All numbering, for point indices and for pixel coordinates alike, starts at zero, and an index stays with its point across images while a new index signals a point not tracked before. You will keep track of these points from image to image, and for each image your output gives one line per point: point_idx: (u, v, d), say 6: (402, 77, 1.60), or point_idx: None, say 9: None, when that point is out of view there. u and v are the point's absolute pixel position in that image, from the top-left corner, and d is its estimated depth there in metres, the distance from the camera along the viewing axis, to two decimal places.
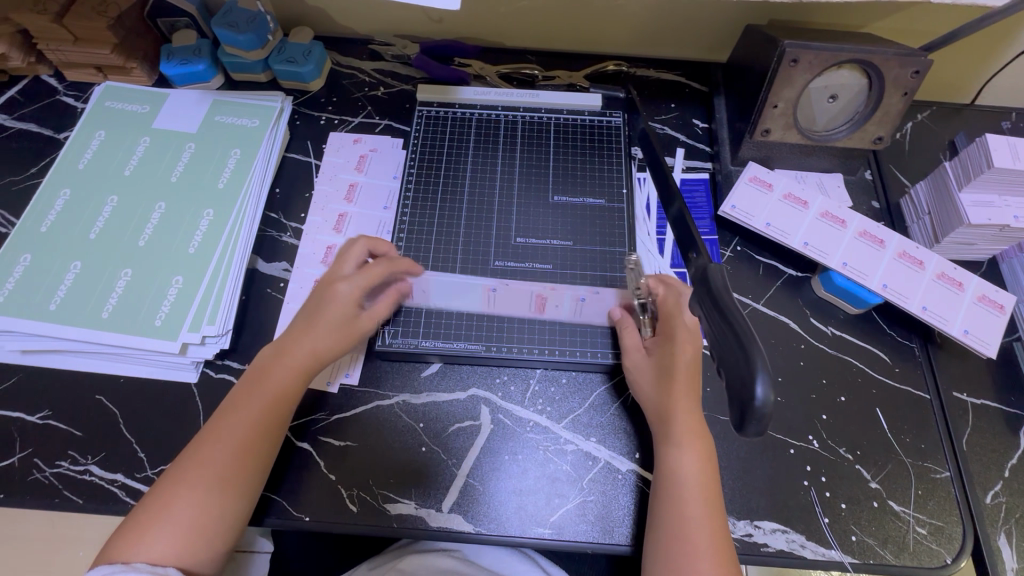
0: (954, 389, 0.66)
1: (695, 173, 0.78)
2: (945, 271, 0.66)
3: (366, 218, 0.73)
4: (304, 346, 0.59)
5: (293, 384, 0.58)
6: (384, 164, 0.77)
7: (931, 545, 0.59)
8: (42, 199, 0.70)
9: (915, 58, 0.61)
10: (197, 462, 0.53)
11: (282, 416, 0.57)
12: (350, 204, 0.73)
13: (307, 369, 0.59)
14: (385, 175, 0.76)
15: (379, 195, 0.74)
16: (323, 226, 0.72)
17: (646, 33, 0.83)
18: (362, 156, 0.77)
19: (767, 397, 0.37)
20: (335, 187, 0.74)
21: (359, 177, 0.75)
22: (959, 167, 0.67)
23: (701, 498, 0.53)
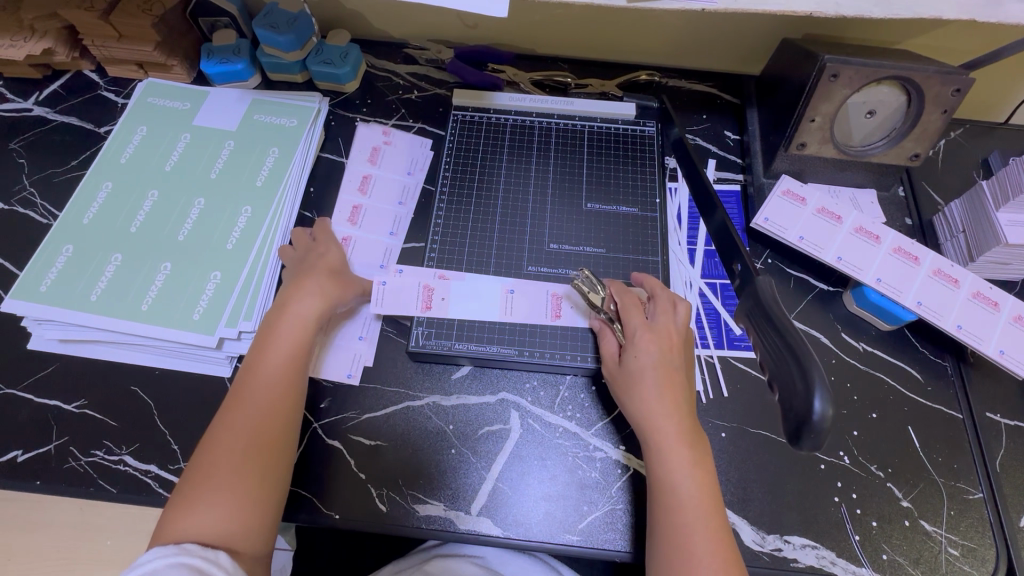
0: (988, 410, 0.66)
1: (726, 184, 0.78)
2: (981, 289, 0.66)
3: (380, 211, 0.73)
4: (304, 302, 0.60)
5: (302, 339, 0.59)
6: (400, 158, 0.77)
7: (963, 567, 0.58)
8: (84, 191, 0.71)
9: (956, 76, 0.61)
10: (226, 434, 0.53)
11: (299, 371, 0.57)
12: (364, 196, 0.74)
13: (310, 324, 0.60)
14: (400, 169, 0.76)
15: (394, 190, 0.75)
16: (339, 217, 0.72)
17: (679, 44, 0.83)
18: (376, 149, 0.77)
19: (825, 412, 0.39)
20: (352, 180, 0.75)
21: (374, 170, 0.76)
22: (997, 186, 0.67)
23: (702, 506, 0.52)
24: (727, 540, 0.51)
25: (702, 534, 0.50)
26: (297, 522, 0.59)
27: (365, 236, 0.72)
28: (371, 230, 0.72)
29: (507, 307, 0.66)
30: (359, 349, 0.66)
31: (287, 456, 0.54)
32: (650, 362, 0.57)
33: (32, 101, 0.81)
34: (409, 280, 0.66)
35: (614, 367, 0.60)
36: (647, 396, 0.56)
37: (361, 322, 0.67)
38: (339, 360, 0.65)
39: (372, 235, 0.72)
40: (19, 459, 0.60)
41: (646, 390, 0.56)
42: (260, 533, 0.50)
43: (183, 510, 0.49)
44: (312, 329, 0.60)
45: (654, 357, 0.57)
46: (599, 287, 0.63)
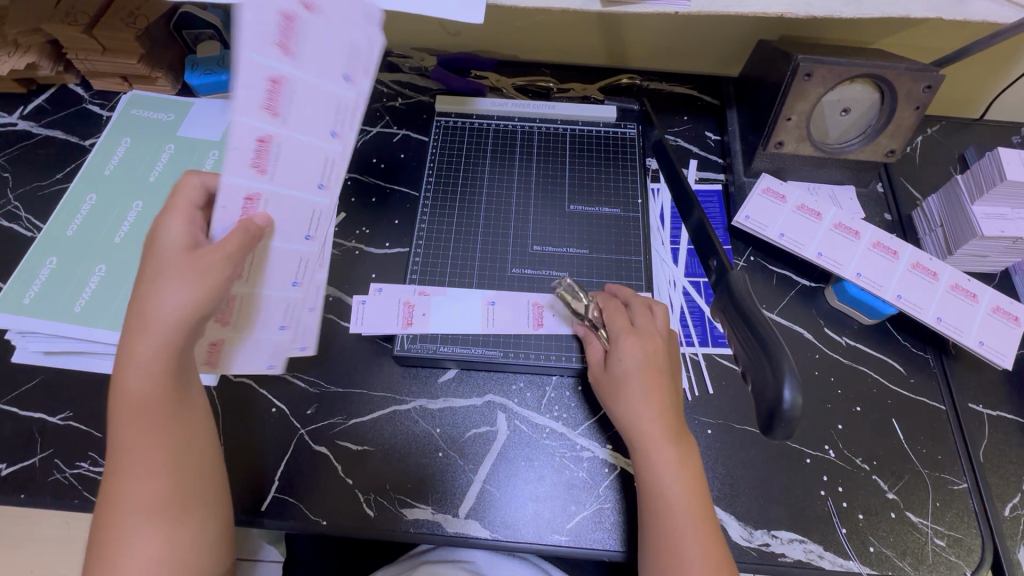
0: (971, 401, 0.66)
1: (708, 184, 0.79)
2: (959, 282, 0.67)
3: (303, 147, 0.46)
4: (147, 345, 0.44)
5: (156, 388, 0.45)
6: (324, 45, 0.44)
7: (950, 557, 0.58)
8: (68, 204, 0.71)
9: (927, 73, 0.63)
10: (119, 508, 0.46)
11: (173, 415, 0.47)
12: (280, 121, 0.43)
13: (166, 368, 0.45)
14: (330, 72, 0.45)
15: (326, 113, 0.46)
16: (232, 164, 0.42)
17: (659, 48, 0.84)
18: (292, 26, 0.41)
19: (795, 400, 0.39)
20: (261, 89, 0.40)
21: (297, 68, 0.42)
22: (971, 179, 0.68)
23: (690, 509, 0.52)
24: (715, 538, 0.51)
25: (689, 535, 0.51)
26: (284, 529, 0.59)
27: (279, 193, 0.46)
28: (286, 181, 0.46)
29: (488, 316, 0.66)
30: (283, 338, 0.56)
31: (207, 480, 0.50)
32: (634, 367, 0.57)
33: (16, 115, 0.81)
34: (387, 297, 0.67)
35: (601, 373, 0.60)
36: (631, 402, 0.56)
37: (281, 310, 0.54)
38: (256, 352, 0.56)
39: (293, 191, 0.47)
40: (3, 473, 0.60)
41: (632, 394, 0.56)
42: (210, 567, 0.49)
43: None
44: (174, 370, 0.46)
45: (639, 361, 0.57)
46: (582, 297, 0.64)
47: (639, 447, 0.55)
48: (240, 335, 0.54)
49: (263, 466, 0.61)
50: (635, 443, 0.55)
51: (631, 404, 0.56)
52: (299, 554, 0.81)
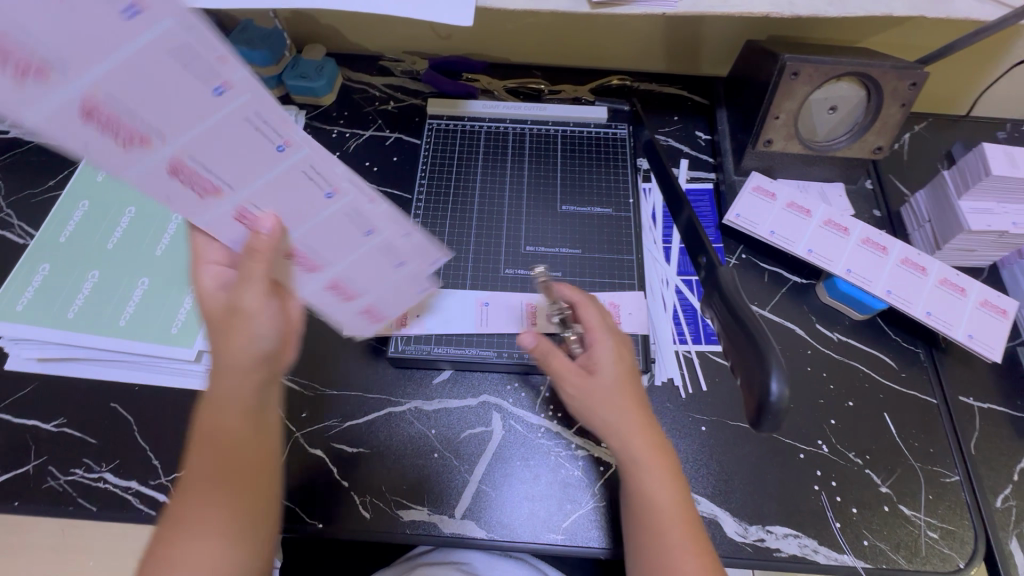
0: (961, 394, 0.67)
1: (698, 184, 0.80)
2: (948, 277, 0.68)
3: (207, 134, 0.38)
4: (240, 382, 0.44)
5: (243, 428, 0.44)
6: (54, 28, 0.29)
7: (943, 550, 0.59)
8: (60, 210, 0.71)
9: (912, 70, 0.63)
10: (175, 555, 0.42)
11: (259, 459, 0.45)
12: (160, 138, 0.37)
13: (252, 407, 0.44)
14: (112, 34, 0.30)
15: (175, 79, 0.34)
16: (186, 203, 0.42)
17: (648, 49, 0.85)
18: (19, 59, 0.29)
19: (781, 393, 0.40)
20: (104, 142, 0.35)
21: (85, 79, 0.32)
22: (957, 175, 0.69)
23: (679, 518, 0.50)
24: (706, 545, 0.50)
25: (682, 543, 0.49)
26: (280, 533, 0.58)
27: (252, 188, 0.43)
28: (241, 173, 0.41)
29: (482, 318, 0.66)
30: (410, 267, 0.57)
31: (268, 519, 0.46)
32: (614, 376, 0.54)
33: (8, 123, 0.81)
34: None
35: (582, 381, 0.54)
36: (615, 415, 0.53)
37: (382, 246, 0.53)
38: (403, 284, 0.59)
39: (256, 178, 0.42)
40: None
41: (618, 403, 0.53)
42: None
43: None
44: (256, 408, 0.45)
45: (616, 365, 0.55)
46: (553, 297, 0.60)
47: (625, 463, 0.52)
48: (373, 292, 0.58)
49: None
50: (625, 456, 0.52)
51: (617, 415, 0.53)
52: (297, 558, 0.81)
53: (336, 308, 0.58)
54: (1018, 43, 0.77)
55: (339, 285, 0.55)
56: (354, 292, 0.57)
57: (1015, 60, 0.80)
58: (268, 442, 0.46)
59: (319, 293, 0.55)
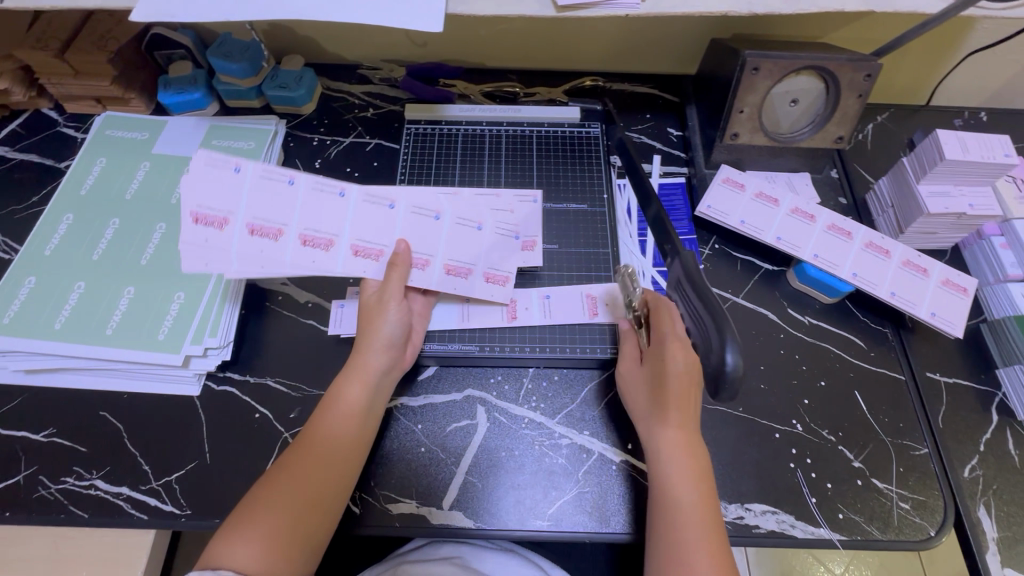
0: (928, 370, 0.69)
1: (671, 178, 0.82)
2: (910, 258, 0.70)
3: (304, 213, 0.59)
4: (373, 357, 0.60)
5: (363, 395, 0.59)
6: (210, 200, 0.56)
7: (915, 520, 0.61)
8: (45, 224, 0.72)
9: (865, 62, 0.66)
10: (267, 489, 0.53)
11: (366, 423, 0.59)
12: (286, 231, 0.58)
13: (374, 381, 0.60)
14: (234, 188, 0.56)
15: (273, 197, 0.58)
16: (325, 261, 0.60)
17: (620, 50, 0.88)
18: (207, 222, 0.56)
19: (736, 362, 0.44)
20: (264, 243, 0.58)
21: (239, 217, 0.57)
22: (915, 161, 0.72)
23: (697, 514, 0.53)
24: (717, 539, 0.52)
25: (695, 536, 0.52)
26: None
27: (348, 227, 0.61)
28: (337, 222, 0.60)
29: (464, 314, 0.68)
30: (506, 245, 0.68)
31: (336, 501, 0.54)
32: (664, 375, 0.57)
33: None
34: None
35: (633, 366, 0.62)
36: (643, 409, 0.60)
37: (461, 224, 0.64)
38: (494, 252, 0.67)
39: (351, 219, 0.61)
40: None
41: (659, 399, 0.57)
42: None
43: (223, 540, 0.50)
44: (369, 402, 0.59)
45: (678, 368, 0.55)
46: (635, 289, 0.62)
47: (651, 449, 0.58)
48: (479, 257, 0.66)
49: (248, 470, 0.61)
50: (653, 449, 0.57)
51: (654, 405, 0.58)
52: None
53: (468, 287, 0.66)
54: (970, 33, 0.81)
55: (452, 265, 0.65)
56: (466, 266, 0.66)
57: (967, 50, 0.84)
58: (370, 429, 0.59)
59: (444, 282, 0.65)
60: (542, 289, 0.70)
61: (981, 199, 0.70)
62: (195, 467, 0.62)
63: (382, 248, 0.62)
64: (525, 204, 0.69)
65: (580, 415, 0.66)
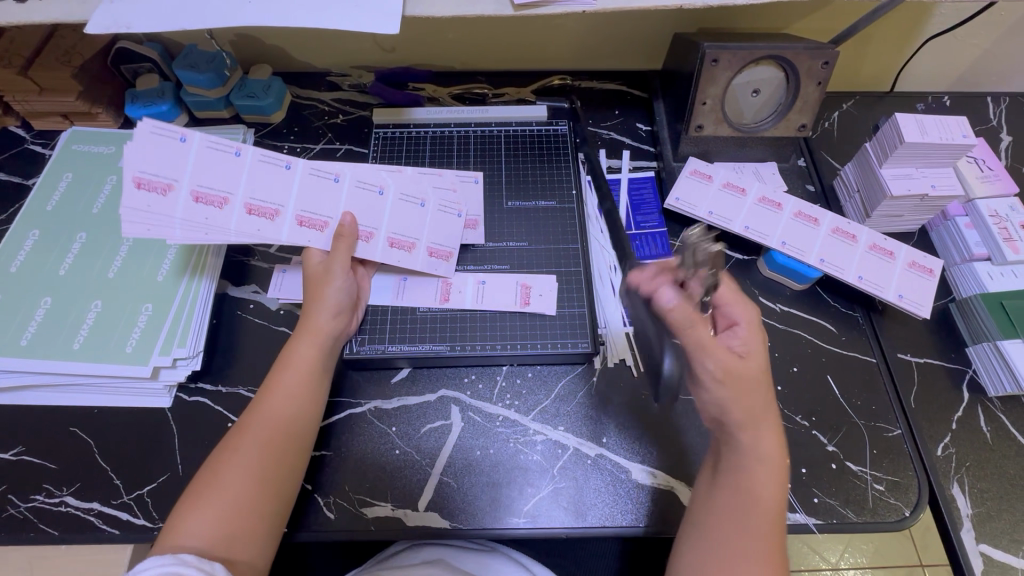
0: (898, 352, 0.70)
1: (641, 172, 0.83)
2: (876, 242, 0.71)
3: (249, 182, 0.59)
4: (324, 320, 0.61)
5: (317, 355, 0.60)
6: (153, 168, 0.55)
7: (890, 500, 0.61)
8: (10, 241, 0.72)
9: (822, 50, 0.67)
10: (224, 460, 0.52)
11: (320, 383, 0.60)
12: (228, 198, 0.59)
13: (326, 343, 0.61)
14: (178, 156, 0.56)
15: (217, 166, 0.58)
16: (270, 230, 0.60)
17: (586, 48, 0.89)
18: (150, 188, 0.55)
19: None
20: (210, 211, 0.58)
21: (184, 184, 0.56)
22: (877, 146, 0.72)
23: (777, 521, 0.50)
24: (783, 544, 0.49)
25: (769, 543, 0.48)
26: (299, 541, 0.59)
27: (293, 198, 0.61)
28: (280, 193, 0.61)
29: (398, 289, 0.69)
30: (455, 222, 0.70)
31: (294, 468, 0.55)
32: (758, 370, 0.55)
33: None
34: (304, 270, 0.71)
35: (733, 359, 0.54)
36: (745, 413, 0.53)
37: (405, 199, 0.67)
38: (438, 226, 0.69)
39: (293, 187, 0.61)
40: None
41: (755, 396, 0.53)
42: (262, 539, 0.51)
43: (184, 516, 0.49)
44: (319, 367, 0.60)
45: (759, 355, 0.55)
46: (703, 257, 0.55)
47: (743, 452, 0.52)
48: (424, 232, 0.68)
49: None
50: (759, 453, 0.52)
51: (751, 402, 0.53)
52: (309, 560, 0.89)
53: (412, 260, 0.67)
54: (928, 18, 0.82)
55: (395, 239, 0.67)
56: (411, 240, 0.67)
57: (926, 36, 0.85)
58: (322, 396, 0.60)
59: (388, 254, 0.66)
60: (477, 274, 0.70)
61: (942, 180, 0.71)
62: (168, 479, 0.61)
63: (326, 220, 0.63)
64: (466, 184, 0.72)
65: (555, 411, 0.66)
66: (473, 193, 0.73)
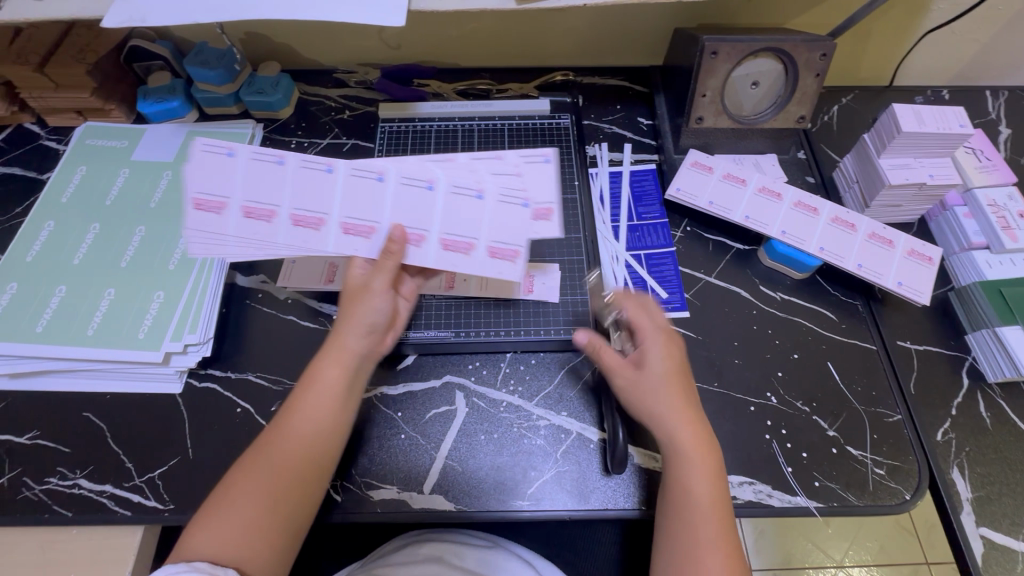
0: (898, 339, 0.71)
1: (643, 165, 0.84)
2: (875, 231, 0.72)
3: (294, 191, 0.57)
4: (353, 341, 0.58)
5: (342, 376, 0.57)
6: (208, 187, 0.55)
7: (890, 484, 0.62)
8: (26, 232, 0.73)
9: (819, 42, 0.68)
10: (244, 476, 0.53)
11: (347, 406, 0.58)
12: (274, 211, 0.57)
13: (354, 363, 0.58)
14: (229, 173, 0.56)
15: (265, 177, 0.57)
16: (315, 241, 0.58)
17: (588, 45, 0.90)
18: (206, 208, 0.56)
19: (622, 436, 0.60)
20: (258, 226, 0.57)
21: (235, 200, 0.56)
22: (876, 136, 0.73)
23: (713, 512, 0.52)
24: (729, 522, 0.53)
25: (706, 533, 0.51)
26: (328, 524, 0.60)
27: (338, 202, 0.58)
28: (324, 198, 0.58)
29: None
30: (523, 217, 0.60)
31: (314, 488, 0.54)
32: (663, 369, 0.58)
33: None
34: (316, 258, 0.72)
35: (631, 375, 0.59)
36: (664, 406, 0.56)
37: (459, 193, 0.60)
38: (505, 224, 0.60)
39: (339, 194, 0.58)
40: None
41: (665, 395, 0.56)
42: (275, 555, 0.51)
43: (202, 524, 0.50)
44: (346, 389, 0.57)
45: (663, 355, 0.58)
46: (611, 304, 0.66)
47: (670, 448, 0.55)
48: (483, 231, 0.60)
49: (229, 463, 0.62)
50: (674, 445, 0.55)
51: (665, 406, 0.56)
52: (316, 549, 0.90)
53: (470, 263, 0.60)
54: (925, 12, 0.83)
55: (449, 241, 0.60)
56: (468, 241, 0.60)
57: (924, 31, 0.86)
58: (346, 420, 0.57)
59: (443, 258, 0.60)
60: None
61: (941, 169, 0.72)
62: (179, 462, 0.62)
63: (373, 225, 0.59)
64: (532, 165, 0.62)
65: (557, 396, 0.67)
66: (541, 174, 0.61)
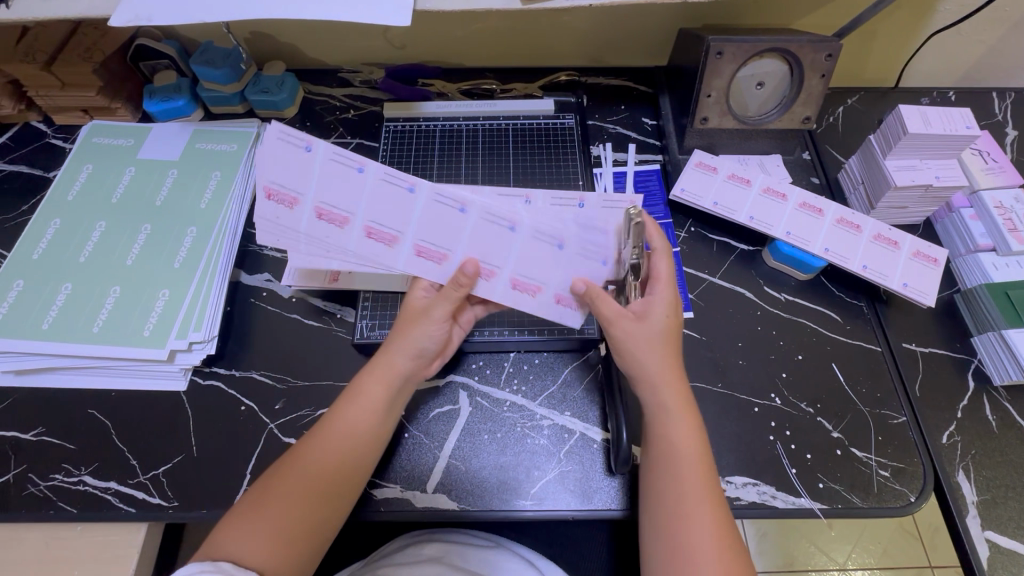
0: (903, 341, 0.70)
1: (647, 165, 0.84)
2: (881, 232, 0.72)
3: (371, 205, 0.55)
4: (399, 360, 0.59)
5: (386, 394, 0.58)
6: (284, 178, 0.53)
7: (895, 487, 0.61)
8: (33, 229, 0.74)
9: (826, 43, 0.68)
10: (277, 481, 0.53)
11: (386, 423, 0.58)
12: (348, 217, 0.55)
13: (397, 383, 0.59)
14: (306, 167, 0.53)
15: (341, 179, 0.54)
16: (386, 257, 0.57)
17: (592, 45, 0.90)
18: (278, 199, 0.53)
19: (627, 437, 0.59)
20: (331, 229, 0.55)
21: (308, 198, 0.54)
22: (881, 138, 0.73)
23: (698, 468, 0.52)
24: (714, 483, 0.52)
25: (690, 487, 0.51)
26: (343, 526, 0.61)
27: (412, 225, 0.57)
28: (400, 218, 0.56)
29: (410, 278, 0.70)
30: (599, 271, 0.60)
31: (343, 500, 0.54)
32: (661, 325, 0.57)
33: None
34: None
35: (631, 324, 0.56)
36: (649, 356, 0.56)
37: (544, 234, 0.58)
38: (584, 267, 0.60)
39: (416, 215, 0.57)
40: None
41: (656, 351, 0.56)
42: (301, 566, 0.51)
43: (229, 526, 0.50)
44: (388, 406, 0.58)
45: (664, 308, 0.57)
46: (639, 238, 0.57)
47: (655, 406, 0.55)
48: (554, 276, 0.60)
49: (232, 461, 0.62)
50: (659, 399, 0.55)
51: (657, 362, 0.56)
52: None
53: (533, 304, 0.61)
54: (931, 13, 0.83)
55: (519, 280, 0.60)
56: (536, 283, 0.60)
57: (930, 32, 0.86)
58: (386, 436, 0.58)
59: (509, 296, 0.60)
60: None
61: (947, 171, 0.72)
62: (183, 459, 0.62)
63: (446, 253, 0.58)
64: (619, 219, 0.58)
65: (560, 395, 0.67)
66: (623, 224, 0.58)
